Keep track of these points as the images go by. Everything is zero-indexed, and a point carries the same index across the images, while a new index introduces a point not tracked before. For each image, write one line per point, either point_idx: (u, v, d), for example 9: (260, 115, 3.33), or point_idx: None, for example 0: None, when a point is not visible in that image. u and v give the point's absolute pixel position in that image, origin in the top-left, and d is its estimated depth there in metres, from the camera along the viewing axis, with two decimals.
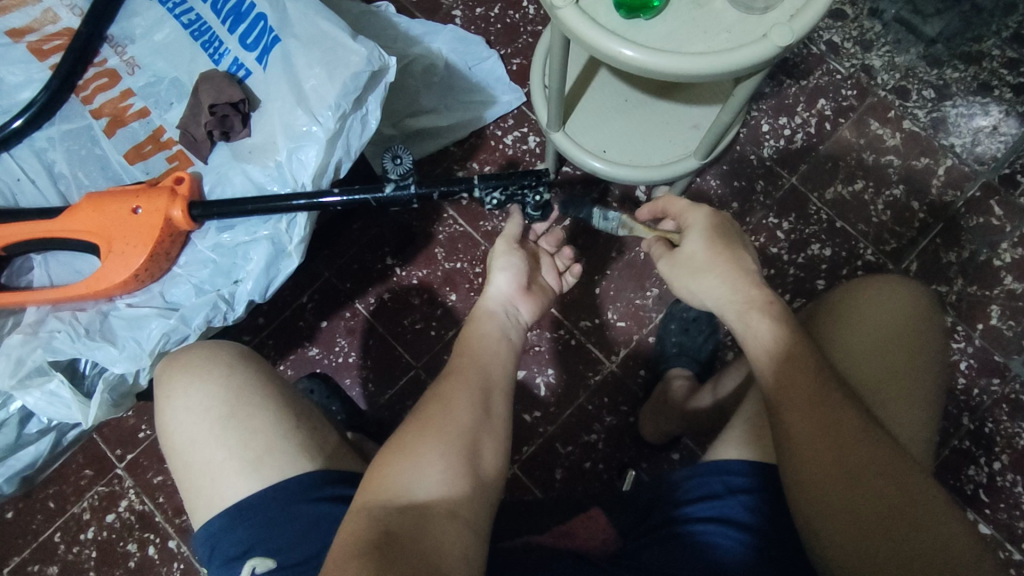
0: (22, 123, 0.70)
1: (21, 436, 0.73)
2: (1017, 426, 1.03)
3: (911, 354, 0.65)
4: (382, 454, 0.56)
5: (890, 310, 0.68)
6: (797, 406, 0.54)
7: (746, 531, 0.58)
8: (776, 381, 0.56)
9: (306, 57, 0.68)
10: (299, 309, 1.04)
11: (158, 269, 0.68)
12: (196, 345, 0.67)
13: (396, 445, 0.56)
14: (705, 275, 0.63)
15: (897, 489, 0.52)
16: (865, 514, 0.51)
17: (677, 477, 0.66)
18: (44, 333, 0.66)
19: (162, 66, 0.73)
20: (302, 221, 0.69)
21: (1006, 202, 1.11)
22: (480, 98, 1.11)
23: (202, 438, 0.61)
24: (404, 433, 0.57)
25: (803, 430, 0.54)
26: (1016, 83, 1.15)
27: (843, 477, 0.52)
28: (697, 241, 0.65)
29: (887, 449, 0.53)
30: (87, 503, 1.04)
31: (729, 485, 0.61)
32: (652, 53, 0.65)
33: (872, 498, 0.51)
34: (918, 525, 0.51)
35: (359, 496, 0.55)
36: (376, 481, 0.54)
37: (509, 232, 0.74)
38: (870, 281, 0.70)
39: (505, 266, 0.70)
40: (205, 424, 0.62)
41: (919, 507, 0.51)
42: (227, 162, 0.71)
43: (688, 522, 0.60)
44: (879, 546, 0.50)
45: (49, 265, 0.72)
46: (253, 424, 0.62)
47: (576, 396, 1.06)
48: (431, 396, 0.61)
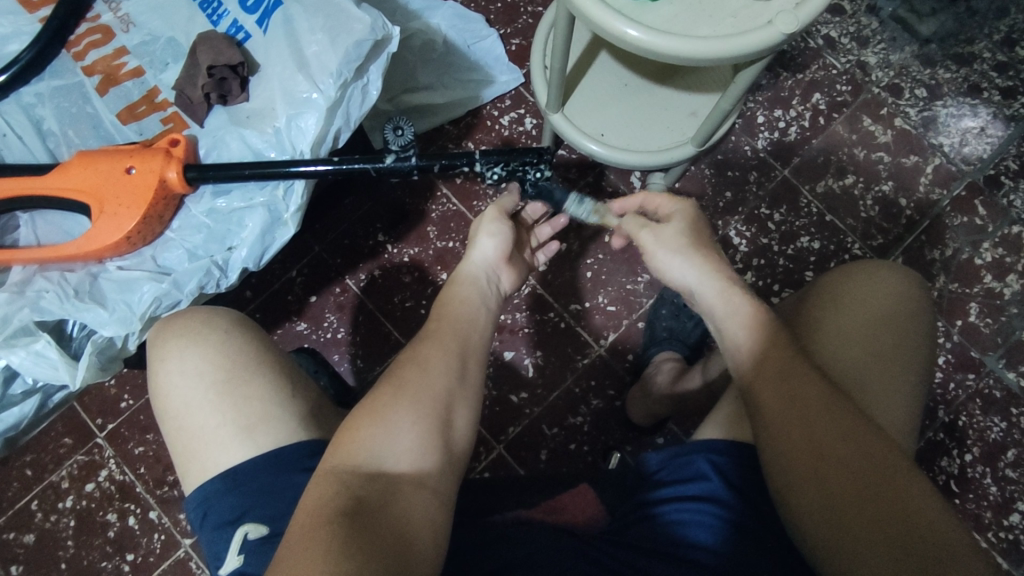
0: (4, 80, 0.67)
1: (6, 396, 0.70)
2: (989, 420, 1.06)
3: (893, 342, 0.67)
4: (347, 420, 0.55)
5: (874, 299, 0.69)
6: (771, 388, 0.56)
7: (725, 508, 0.58)
8: (752, 366, 0.58)
9: (308, 21, 0.66)
10: (288, 282, 1.03)
11: (151, 232, 0.66)
12: (191, 311, 0.66)
13: (366, 408, 0.55)
14: (691, 254, 0.64)
15: (873, 468, 0.52)
16: (848, 502, 0.52)
17: (664, 456, 0.66)
18: (32, 293, 0.64)
19: (158, 25, 0.70)
20: (300, 189, 0.67)
21: (990, 203, 1.13)
22: (478, 77, 1.10)
23: (196, 403, 0.61)
24: (373, 398, 0.56)
25: (777, 411, 0.55)
26: (1004, 86, 1.17)
27: (818, 454, 0.53)
28: (679, 217, 0.68)
29: (864, 430, 0.54)
30: (65, 472, 1.02)
31: (714, 463, 0.62)
32: (657, 34, 0.65)
33: (847, 475, 0.52)
34: (897, 506, 0.51)
35: (323, 460, 0.54)
36: (342, 448, 0.53)
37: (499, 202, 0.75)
38: (853, 273, 0.71)
39: (493, 233, 0.71)
40: (199, 388, 0.61)
41: (897, 487, 0.51)
42: (224, 126, 0.68)
43: (674, 498, 0.61)
44: (860, 531, 0.51)
45: (37, 225, 0.70)
46: (239, 391, 0.61)
47: (563, 379, 1.07)
48: (409, 360, 0.60)
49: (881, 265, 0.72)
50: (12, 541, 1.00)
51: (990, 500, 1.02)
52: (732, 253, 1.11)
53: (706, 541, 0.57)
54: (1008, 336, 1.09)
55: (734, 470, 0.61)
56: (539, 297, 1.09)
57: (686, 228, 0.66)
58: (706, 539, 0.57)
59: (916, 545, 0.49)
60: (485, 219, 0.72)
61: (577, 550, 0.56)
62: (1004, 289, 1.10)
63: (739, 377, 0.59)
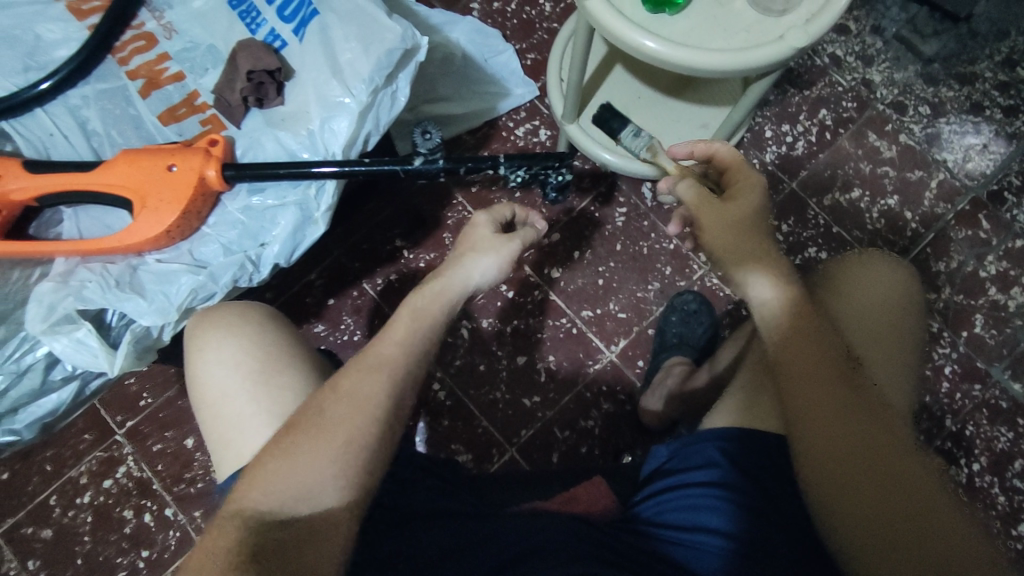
0: (49, 86, 0.71)
1: (45, 382, 0.71)
2: (996, 430, 1.07)
3: (897, 340, 0.69)
4: (263, 457, 0.55)
5: (882, 294, 0.70)
6: (803, 380, 0.56)
7: (740, 494, 0.60)
8: (786, 356, 0.58)
9: (342, 30, 0.69)
10: (308, 285, 1.06)
11: (189, 227, 0.68)
12: (226, 304, 0.68)
13: (277, 445, 0.56)
14: (743, 245, 0.61)
15: (890, 462, 0.53)
16: (865, 493, 0.52)
17: (677, 445, 0.67)
18: (75, 283, 0.67)
19: (199, 33, 0.73)
20: (331, 189, 0.70)
21: (993, 217, 1.16)
22: (495, 90, 1.14)
23: (233, 391, 0.63)
24: (292, 434, 0.56)
25: (807, 403, 0.56)
26: (1006, 104, 1.20)
27: (840, 444, 0.54)
28: (750, 197, 0.63)
29: (887, 426, 0.55)
30: (85, 468, 1.04)
31: (729, 451, 0.63)
32: (674, 47, 0.69)
33: (866, 468, 0.53)
34: (918, 503, 0.52)
35: (234, 490, 0.55)
36: (251, 487, 0.54)
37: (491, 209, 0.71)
38: (855, 262, 0.73)
39: (501, 256, 0.67)
40: (236, 377, 0.64)
41: (912, 484, 0.52)
42: (261, 128, 0.72)
43: (685, 485, 0.63)
44: (875, 522, 0.51)
45: (80, 219, 0.73)
46: (275, 382, 0.63)
47: (575, 383, 1.09)
48: (347, 390, 0.57)
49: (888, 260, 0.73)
50: (30, 535, 1.02)
51: (998, 509, 1.03)
52: None
53: (711, 525, 0.59)
54: (1013, 347, 1.10)
55: (745, 457, 0.63)
56: (551, 303, 1.12)
57: (746, 211, 0.62)
58: (719, 524, 0.58)
59: (936, 543, 0.50)
60: (480, 231, 0.68)
61: (598, 539, 0.57)
62: (1009, 302, 1.12)
63: (774, 364, 0.58)
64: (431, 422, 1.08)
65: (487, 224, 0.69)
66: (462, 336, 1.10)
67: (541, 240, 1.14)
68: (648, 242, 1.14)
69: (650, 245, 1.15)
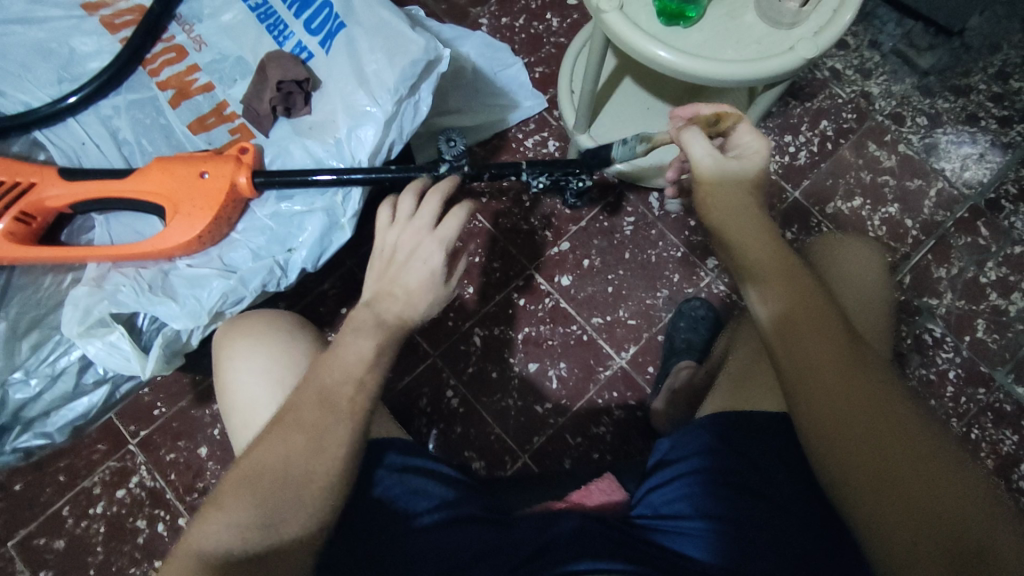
0: (77, 100, 0.73)
1: (78, 385, 0.77)
2: (1001, 433, 1.09)
3: (878, 312, 0.75)
4: (217, 492, 0.54)
5: (859, 272, 0.77)
6: (799, 342, 0.56)
7: (744, 480, 0.62)
8: (781, 321, 0.58)
9: (368, 42, 0.71)
10: (321, 294, 1.07)
11: (219, 232, 0.70)
12: (256, 314, 0.70)
13: (240, 471, 0.54)
14: (739, 218, 0.63)
15: (908, 443, 0.52)
16: (885, 477, 0.51)
17: (677, 434, 0.69)
18: (110, 287, 0.68)
19: (228, 46, 0.76)
20: (357, 197, 0.71)
21: (992, 224, 1.19)
22: (504, 102, 1.16)
23: (264, 400, 0.64)
24: (242, 466, 0.54)
25: (812, 380, 0.55)
26: (1000, 115, 1.24)
27: (854, 430, 0.53)
28: (748, 166, 0.65)
29: (881, 384, 0.55)
30: (98, 478, 1.04)
31: (730, 437, 0.65)
32: (688, 57, 0.71)
33: (884, 450, 0.52)
34: (917, 458, 0.51)
35: (188, 530, 0.52)
36: (204, 524, 0.52)
37: (443, 236, 0.62)
38: (834, 250, 0.80)
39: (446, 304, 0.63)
40: (265, 387, 0.64)
41: (934, 464, 0.51)
42: (288, 136, 0.74)
43: (687, 474, 0.64)
44: (899, 504, 0.50)
45: (111, 225, 0.74)
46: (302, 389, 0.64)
47: (586, 390, 1.10)
48: (308, 387, 0.57)
49: (861, 241, 0.81)
50: (42, 546, 1.01)
51: None
52: None
53: (699, 510, 0.61)
54: (1015, 351, 1.13)
55: (735, 437, 0.65)
56: (562, 310, 1.13)
57: (741, 178, 0.64)
58: (721, 511, 0.60)
59: (935, 497, 0.50)
60: (422, 275, 0.61)
61: (606, 533, 0.60)
62: (1009, 307, 1.15)
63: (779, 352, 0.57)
64: (444, 429, 1.08)
65: (429, 273, 0.61)
66: (474, 344, 1.12)
67: (551, 248, 1.16)
68: (656, 250, 1.17)
69: (658, 253, 1.17)
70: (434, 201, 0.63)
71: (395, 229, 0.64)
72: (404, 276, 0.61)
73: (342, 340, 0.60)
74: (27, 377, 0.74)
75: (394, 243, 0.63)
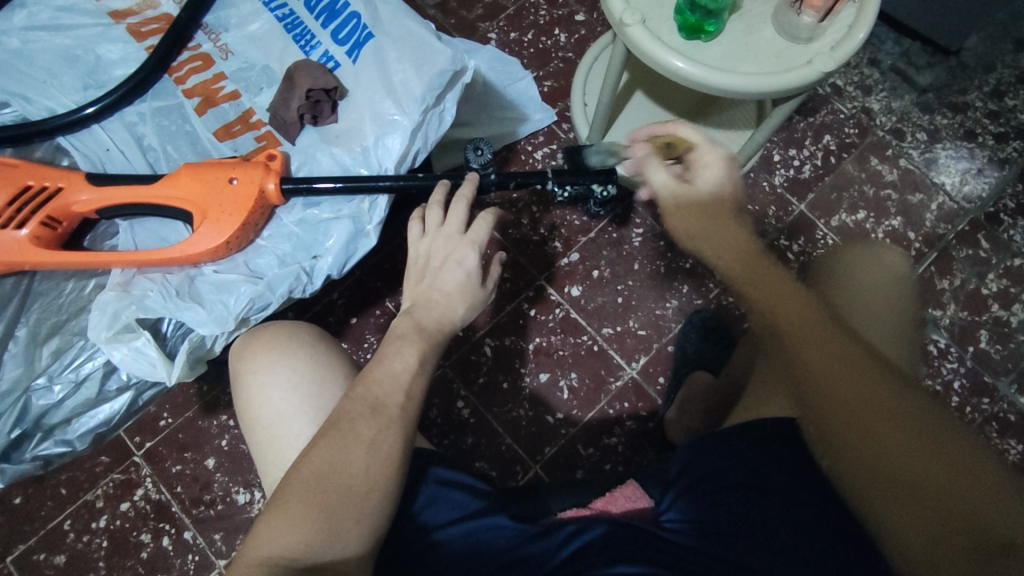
0: (95, 110, 0.73)
1: (101, 392, 0.76)
2: (1006, 442, 1.10)
3: (898, 320, 0.77)
4: (274, 501, 0.52)
5: (879, 282, 0.79)
6: (806, 346, 0.58)
7: (776, 482, 0.63)
8: (788, 326, 0.60)
9: (396, 52, 0.72)
10: (331, 304, 1.06)
11: (246, 239, 0.70)
12: (278, 324, 0.69)
13: (300, 486, 0.52)
14: (714, 230, 0.67)
15: (919, 440, 0.53)
16: (895, 475, 0.53)
17: (704, 437, 0.70)
18: (137, 292, 0.68)
19: (254, 55, 0.77)
20: (384, 204, 0.72)
21: (992, 237, 1.21)
22: (514, 115, 1.17)
23: (289, 413, 0.63)
24: (300, 473, 0.53)
25: (818, 382, 0.57)
26: (997, 132, 1.27)
27: (862, 430, 0.54)
28: (714, 188, 0.67)
29: (893, 382, 0.56)
30: (101, 491, 1.02)
31: (759, 440, 0.67)
32: (710, 70, 0.73)
33: (893, 449, 0.53)
34: (933, 453, 0.52)
35: (247, 541, 0.51)
36: (265, 532, 0.51)
37: (475, 238, 0.67)
38: (861, 253, 0.82)
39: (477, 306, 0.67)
40: (291, 399, 0.63)
41: (945, 459, 0.52)
42: (315, 144, 0.74)
43: (711, 481, 0.65)
44: (910, 500, 0.52)
45: (136, 231, 0.74)
46: (330, 404, 0.63)
47: (597, 401, 1.10)
48: (358, 395, 0.57)
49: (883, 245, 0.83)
50: (43, 561, 0.99)
51: None
52: None
53: (702, 511, 0.62)
54: (1017, 361, 1.14)
55: (766, 440, 0.67)
56: (572, 320, 1.14)
57: (709, 203, 0.67)
58: (749, 517, 0.60)
59: (952, 491, 0.51)
60: (459, 277, 0.65)
61: (639, 538, 0.59)
62: (1010, 318, 1.17)
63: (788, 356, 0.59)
64: (455, 440, 1.08)
65: (466, 274, 0.66)
66: (485, 354, 1.12)
67: (561, 259, 1.16)
68: (665, 261, 1.18)
69: (667, 264, 1.18)
70: (461, 208, 0.68)
71: (428, 238, 0.67)
72: (441, 280, 0.65)
73: (386, 349, 0.61)
74: (51, 384, 0.75)
75: (427, 252, 0.67)
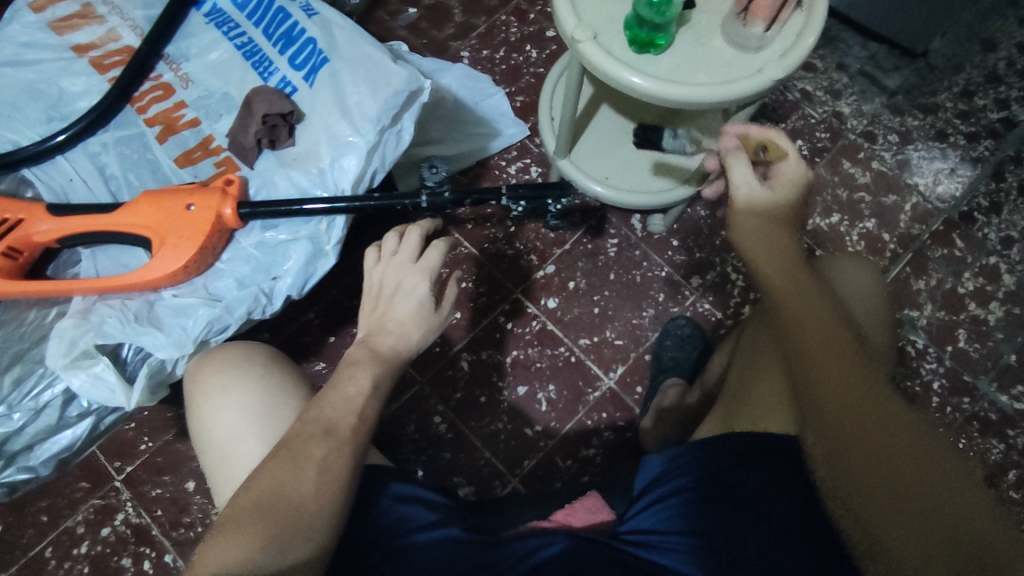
0: (65, 138, 0.75)
1: (61, 419, 0.78)
2: (988, 442, 1.10)
3: (885, 344, 0.77)
4: (226, 519, 0.53)
5: (868, 303, 0.79)
6: (813, 351, 0.56)
7: (733, 494, 0.63)
8: (801, 328, 0.58)
9: (351, 75, 0.74)
10: (307, 323, 1.08)
11: (204, 263, 0.71)
12: (231, 345, 0.70)
13: (253, 504, 0.53)
14: (770, 241, 0.63)
15: (906, 454, 0.51)
16: (881, 487, 0.51)
17: (674, 450, 0.70)
18: (95, 318, 0.70)
19: (214, 82, 0.78)
20: (340, 224, 0.73)
21: (966, 236, 1.22)
22: (486, 131, 1.19)
23: (241, 434, 0.64)
24: (252, 493, 0.54)
25: (814, 388, 0.55)
26: (968, 131, 1.28)
27: (849, 440, 0.53)
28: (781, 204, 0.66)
29: (886, 391, 0.54)
30: (81, 517, 1.03)
31: (723, 453, 0.66)
32: (661, 83, 0.74)
33: (880, 460, 0.51)
34: (932, 472, 0.50)
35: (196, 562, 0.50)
36: (214, 551, 0.50)
37: (428, 267, 0.68)
38: (844, 267, 0.82)
39: (428, 331, 0.68)
40: (243, 420, 0.64)
41: (932, 475, 0.50)
42: (272, 168, 0.75)
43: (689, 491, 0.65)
44: (896, 516, 0.50)
45: (97, 259, 0.76)
46: (281, 426, 0.64)
47: (575, 412, 1.11)
48: (310, 418, 0.60)
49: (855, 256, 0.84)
50: None
51: None
52: (730, 288, 1.18)
53: (676, 527, 0.63)
54: (997, 360, 1.14)
55: (737, 454, 0.65)
56: (549, 332, 1.14)
57: (775, 221, 0.65)
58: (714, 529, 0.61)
59: (942, 505, 0.49)
60: (411, 305, 0.67)
61: (597, 554, 0.61)
62: (988, 316, 1.17)
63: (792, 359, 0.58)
64: (433, 455, 1.08)
65: (419, 303, 0.67)
66: (461, 368, 1.12)
67: (536, 272, 1.17)
68: (640, 271, 1.18)
69: (642, 274, 1.19)
70: (415, 238, 0.69)
71: (382, 266, 0.69)
72: (394, 310, 0.67)
73: (340, 375, 0.64)
74: (10, 412, 0.75)
75: (381, 280, 0.68)
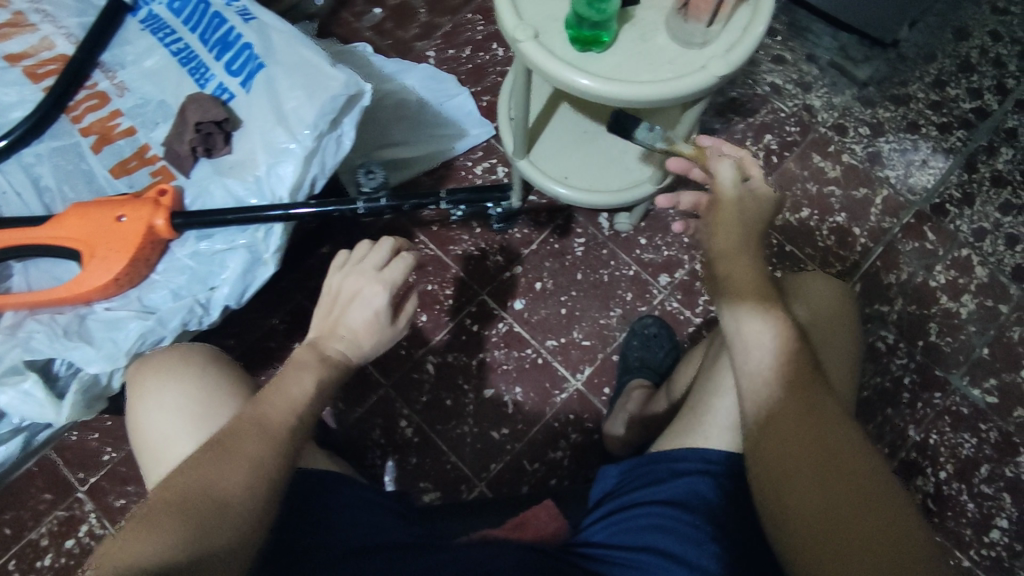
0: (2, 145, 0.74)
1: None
2: (959, 436, 1.09)
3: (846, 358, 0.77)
4: (142, 511, 0.51)
5: (828, 320, 0.78)
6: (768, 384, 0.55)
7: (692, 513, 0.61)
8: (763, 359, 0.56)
9: (287, 80, 0.73)
10: (270, 330, 1.07)
11: (137, 274, 0.72)
12: (169, 348, 0.69)
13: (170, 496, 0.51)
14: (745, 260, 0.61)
15: (852, 492, 0.52)
16: (829, 525, 0.51)
17: (637, 464, 0.69)
18: (23, 333, 0.70)
19: (150, 90, 0.78)
20: (278, 232, 0.74)
21: (938, 228, 1.20)
22: (450, 132, 1.18)
23: (174, 436, 0.63)
24: (171, 485, 0.52)
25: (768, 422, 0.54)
26: (940, 122, 1.27)
27: (800, 476, 0.53)
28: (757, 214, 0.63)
29: (838, 426, 0.54)
30: (45, 529, 1.02)
31: (680, 470, 0.65)
32: (603, 82, 0.73)
33: (827, 499, 0.52)
34: (868, 517, 0.51)
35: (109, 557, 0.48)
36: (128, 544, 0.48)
37: (390, 278, 0.68)
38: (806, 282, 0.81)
39: (380, 341, 0.68)
40: (176, 422, 0.63)
41: (875, 515, 0.51)
42: (209, 177, 0.75)
43: (646, 501, 0.64)
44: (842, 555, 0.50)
45: (30, 273, 0.75)
46: (215, 425, 0.63)
47: (542, 414, 1.10)
48: (248, 414, 0.57)
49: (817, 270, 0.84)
50: None
51: (968, 517, 1.04)
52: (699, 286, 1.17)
53: (629, 543, 0.62)
54: (969, 354, 1.13)
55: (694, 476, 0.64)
56: (516, 334, 1.13)
57: (753, 236, 0.62)
58: (668, 545, 0.60)
59: (885, 545, 0.50)
60: (366, 314, 0.67)
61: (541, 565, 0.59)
62: (960, 309, 1.16)
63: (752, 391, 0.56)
64: (399, 460, 1.07)
65: (374, 313, 0.67)
66: (427, 371, 1.11)
67: (503, 272, 1.16)
68: (608, 270, 1.17)
69: (610, 273, 1.17)
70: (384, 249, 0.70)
71: (343, 272, 0.69)
72: (349, 317, 0.67)
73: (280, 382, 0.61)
74: None
75: (340, 285, 0.69)
